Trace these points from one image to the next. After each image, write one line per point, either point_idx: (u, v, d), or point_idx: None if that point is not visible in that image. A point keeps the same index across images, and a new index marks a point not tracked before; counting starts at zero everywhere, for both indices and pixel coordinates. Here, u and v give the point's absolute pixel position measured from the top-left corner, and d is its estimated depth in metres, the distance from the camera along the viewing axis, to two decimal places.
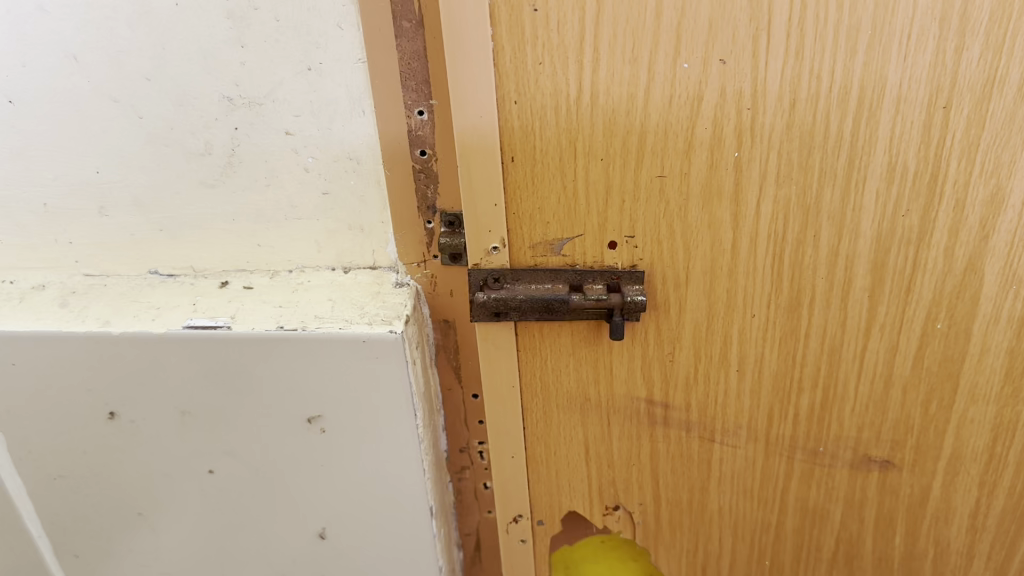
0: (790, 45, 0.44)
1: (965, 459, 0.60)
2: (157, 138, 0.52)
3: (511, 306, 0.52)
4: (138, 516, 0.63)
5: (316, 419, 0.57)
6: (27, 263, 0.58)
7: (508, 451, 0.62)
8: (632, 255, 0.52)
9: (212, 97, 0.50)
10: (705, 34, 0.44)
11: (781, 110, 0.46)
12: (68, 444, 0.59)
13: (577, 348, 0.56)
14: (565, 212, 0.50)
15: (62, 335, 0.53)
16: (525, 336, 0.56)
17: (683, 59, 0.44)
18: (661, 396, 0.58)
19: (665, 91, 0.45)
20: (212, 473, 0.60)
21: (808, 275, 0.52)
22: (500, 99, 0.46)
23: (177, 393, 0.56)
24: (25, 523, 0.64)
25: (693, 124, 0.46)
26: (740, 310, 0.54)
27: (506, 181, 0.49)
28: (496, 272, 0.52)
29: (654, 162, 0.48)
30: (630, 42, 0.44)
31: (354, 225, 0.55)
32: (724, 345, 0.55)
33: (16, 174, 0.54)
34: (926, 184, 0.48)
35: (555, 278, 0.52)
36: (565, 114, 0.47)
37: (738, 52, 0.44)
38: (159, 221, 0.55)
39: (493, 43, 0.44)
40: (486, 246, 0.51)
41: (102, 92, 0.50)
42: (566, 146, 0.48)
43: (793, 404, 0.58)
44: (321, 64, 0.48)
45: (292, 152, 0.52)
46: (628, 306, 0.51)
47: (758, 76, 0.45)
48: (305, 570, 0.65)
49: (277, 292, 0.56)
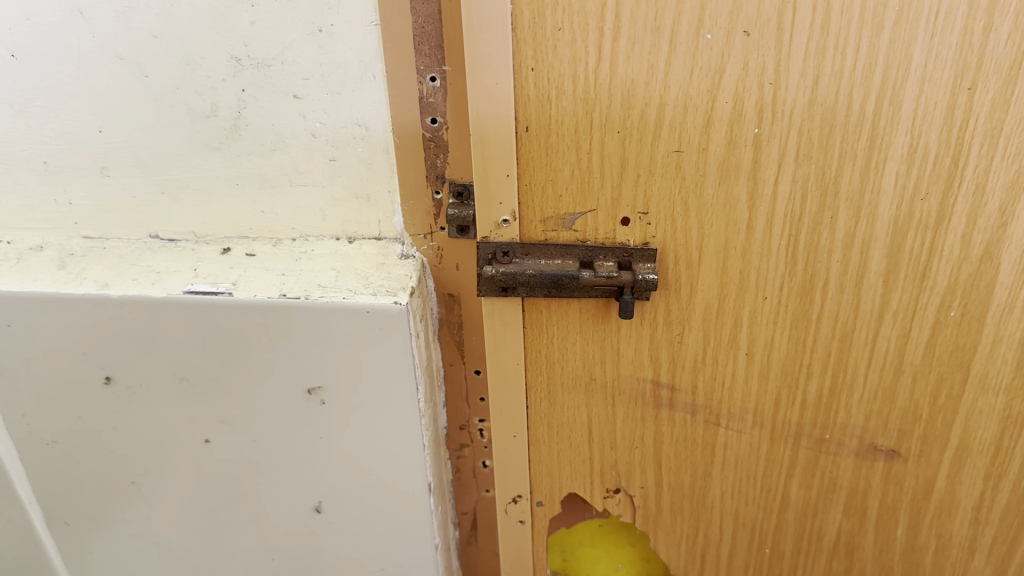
0: (816, 18, 0.43)
1: (971, 450, 0.60)
2: (162, 98, 0.51)
3: (520, 281, 0.52)
4: (132, 485, 0.63)
5: (316, 390, 0.56)
6: (25, 224, 0.57)
7: (509, 430, 0.62)
8: (644, 232, 0.51)
9: (220, 57, 0.49)
10: (730, 4, 0.43)
11: (804, 86, 0.45)
12: (62, 409, 0.59)
13: (584, 326, 0.56)
14: (579, 186, 0.50)
15: (60, 296, 0.53)
16: (532, 313, 0.55)
17: (706, 30, 0.44)
18: (668, 378, 0.58)
19: (686, 63, 0.45)
20: (208, 442, 0.60)
21: (823, 258, 0.51)
22: (516, 68, 0.45)
23: (177, 360, 0.56)
24: (17, 489, 0.64)
25: (713, 98, 0.46)
26: (752, 292, 0.53)
27: (519, 152, 0.48)
28: (505, 246, 0.52)
29: (671, 137, 0.47)
30: (652, 8, 0.43)
31: (361, 194, 0.54)
32: (734, 328, 0.55)
33: (18, 130, 0.53)
34: (946, 168, 0.47)
35: (565, 253, 0.52)
36: (583, 83, 0.46)
37: (763, 24, 0.43)
38: (162, 184, 0.55)
39: (512, 8, 0.43)
40: (497, 219, 0.51)
41: (108, 49, 0.50)
42: (582, 118, 0.47)
43: (801, 389, 0.58)
44: (332, 25, 0.48)
45: (300, 116, 0.51)
46: (639, 284, 0.51)
47: (782, 51, 0.44)
48: (300, 543, 0.65)
49: (280, 259, 0.55)
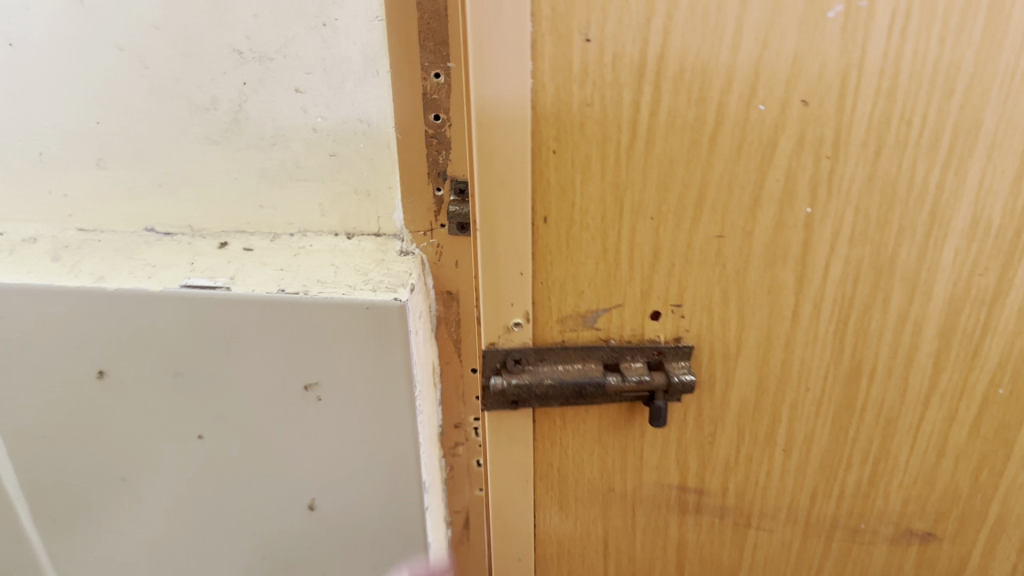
0: (882, 85, 0.40)
1: (1008, 525, 0.57)
2: (162, 90, 0.49)
3: (536, 392, 0.47)
4: (121, 482, 0.61)
5: (313, 386, 0.55)
6: (18, 215, 0.55)
7: (515, 552, 0.58)
8: (676, 326, 0.47)
9: (221, 48, 0.47)
10: (788, 71, 0.39)
11: (865, 158, 0.42)
12: (53, 403, 0.57)
13: (603, 433, 0.52)
14: (604, 281, 0.45)
15: (55, 289, 0.52)
16: (545, 424, 0.51)
17: (760, 100, 0.40)
18: (694, 482, 0.54)
19: (735, 137, 0.41)
20: (201, 438, 0.58)
21: (870, 342, 0.48)
22: (535, 150, 0.41)
23: (171, 355, 0.54)
24: (5, 484, 0.63)
25: (762, 176, 0.42)
26: (793, 382, 0.50)
27: (535, 247, 0.44)
28: (517, 353, 0.47)
29: (713, 221, 0.44)
30: (699, 80, 0.39)
31: (360, 189, 0.52)
32: (771, 422, 0.52)
33: (13, 120, 0.51)
34: (1007, 240, 0.45)
35: (587, 356, 0.48)
36: (614, 167, 0.42)
37: (825, 92, 0.40)
38: (159, 177, 0.53)
39: (532, 81, 0.39)
40: (508, 322, 0.46)
41: (107, 39, 0.48)
42: (612, 205, 0.43)
43: (839, 481, 0.54)
44: (336, 20, 0.46)
45: (301, 111, 0.49)
46: (674, 386, 0.47)
47: (844, 121, 0.41)
48: (292, 542, 0.64)
49: (277, 254, 0.53)
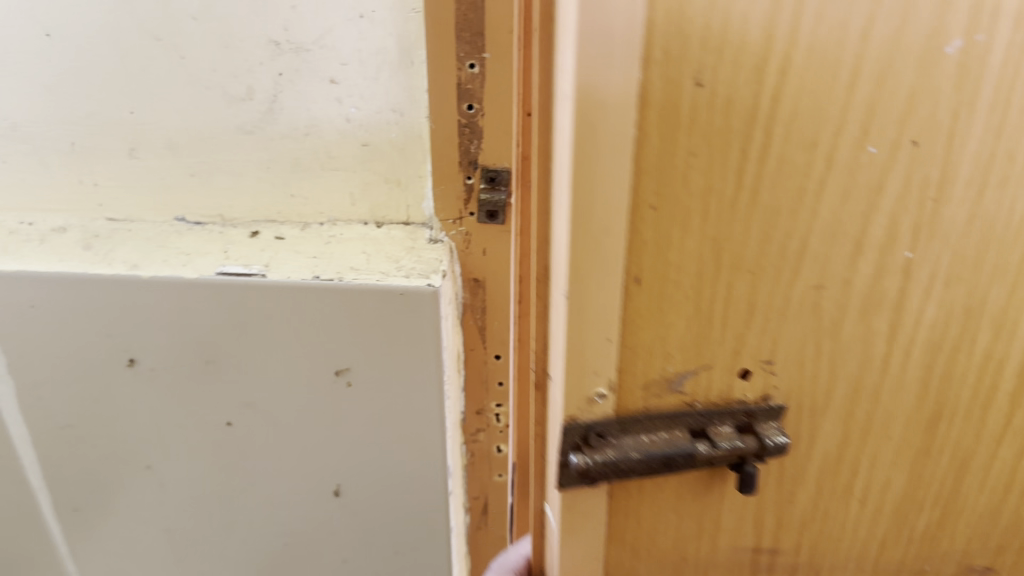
0: (992, 116, 0.33)
1: None
2: (197, 81, 0.49)
3: (621, 471, 0.37)
4: (146, 470, 0.60)
5: (344, 371, 0.55)
6: (49, 205, 0.55)
7: None
8: (766, 383, 0.38)
9: (258, 39, 0.47)
10: (903, 107, 0.32)
11: (970, 199, 0.34)
12: (79, 391, 0.56)
13: (681, 500, 0.41)
14: (693, 337, 0.36)
15: (89, 276, 0.51)
16: (619, 497, 0.40)
17: (871, 141, 0.32)
18: (769, 542, 0.44)
19: (841, 181, 0.33)
20: (230, 425, 0.58)
21: (954, 389, 0.40)
22: (632, 205, 0.32)
23: (202, 341, 0.54)
24: (27, 476, 0.60)
25: (867, 223, 0.34)
26: (875, 435, 0.41)
27: (624, 308, 0.35)
28: (598, 426, 0.37)
29: (815, 266, 0.35)
30: (809, 126, 0.32)
31: (391, 178, 0.52)
32: (849, 476, 0.42)
33: (45, 109, 0.51)
34: None
35: (671, 422, 0.38)
36: (714, 211, 0.33)
37: (935, 130, 0.32)
38: (192, 166, 0.52)
39: (636, 129, 0.30)
40: (590, 394, 0.36)
41: (145, 30, 0.47)
42: (708, 254, 0.34)
43: (909, 527, 0.45)
44: (373, 12, 0.46)
45: (335, 102, 0.49)
46: (768, 450, 0.38)
47: (953, 158, 0.33)
48: (316, 529, 0.63)
49: (309, 243, 0.53)
